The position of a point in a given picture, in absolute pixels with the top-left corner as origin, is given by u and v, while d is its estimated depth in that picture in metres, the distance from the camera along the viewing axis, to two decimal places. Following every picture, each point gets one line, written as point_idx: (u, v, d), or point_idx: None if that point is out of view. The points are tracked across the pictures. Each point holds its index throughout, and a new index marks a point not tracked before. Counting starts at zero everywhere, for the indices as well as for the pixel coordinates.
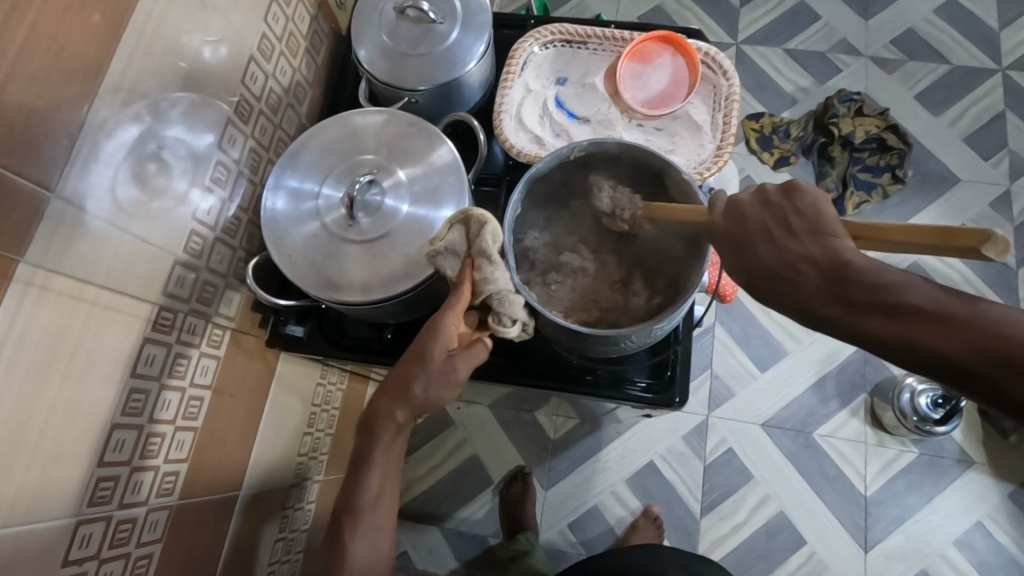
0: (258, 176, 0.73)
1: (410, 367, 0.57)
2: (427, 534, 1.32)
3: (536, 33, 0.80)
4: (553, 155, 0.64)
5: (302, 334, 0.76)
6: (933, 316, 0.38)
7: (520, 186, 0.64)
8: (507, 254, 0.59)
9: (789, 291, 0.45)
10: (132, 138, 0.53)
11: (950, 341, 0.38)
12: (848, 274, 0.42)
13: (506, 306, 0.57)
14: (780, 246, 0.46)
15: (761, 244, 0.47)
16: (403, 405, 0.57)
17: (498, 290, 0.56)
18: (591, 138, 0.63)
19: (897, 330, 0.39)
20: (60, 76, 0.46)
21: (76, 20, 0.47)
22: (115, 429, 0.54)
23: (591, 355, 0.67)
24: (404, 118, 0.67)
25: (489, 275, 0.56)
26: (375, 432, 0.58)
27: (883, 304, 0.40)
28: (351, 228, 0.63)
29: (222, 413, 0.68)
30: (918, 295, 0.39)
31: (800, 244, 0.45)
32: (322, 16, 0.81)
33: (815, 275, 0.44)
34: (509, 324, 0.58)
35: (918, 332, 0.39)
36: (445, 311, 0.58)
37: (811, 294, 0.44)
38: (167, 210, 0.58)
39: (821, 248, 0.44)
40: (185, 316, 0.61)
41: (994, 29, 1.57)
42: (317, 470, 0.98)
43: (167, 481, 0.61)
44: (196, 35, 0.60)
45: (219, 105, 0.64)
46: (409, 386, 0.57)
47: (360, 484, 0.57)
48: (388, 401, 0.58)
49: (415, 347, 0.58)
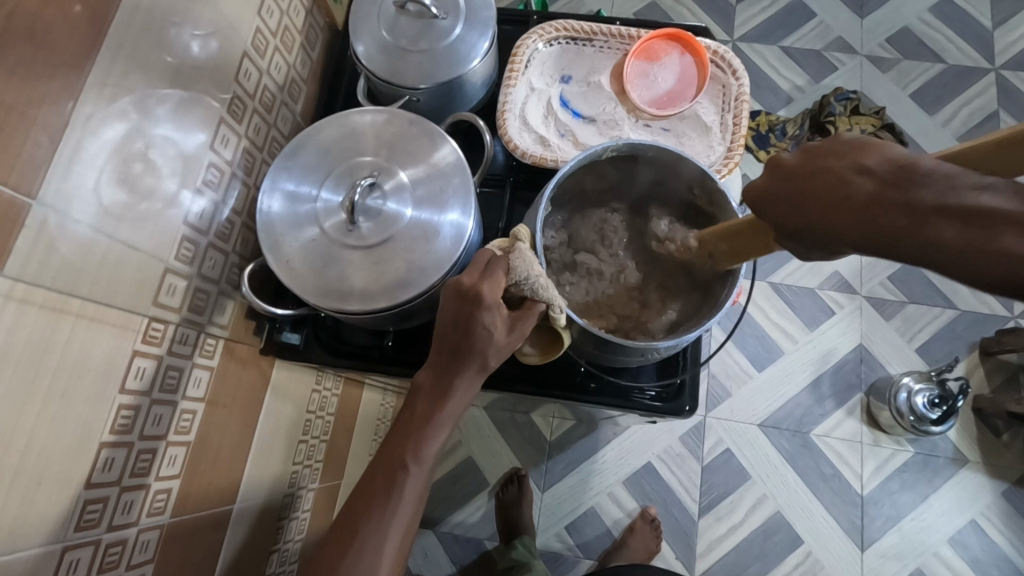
0: (252, 178, 0.70)
1: (479, 337, 0.53)
2: (421, 538, 1.29)
3: (540, 29, 0.77)
4: (585, 153, 0.60)
5: (298, 342, 0.73)
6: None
7: (553, 181, 0.60)
8: (539, 249, 0.59)
9: (840, 219, 0.37)
10: (117, 137, 0.50)
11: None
12: (920, 202, 0.34)
13: (543, 293, 0.56)
14: (825, 188, 0.38)
15: (800, 199, 0.39)
16: (474, 369, 0.54)
17: (529, 275, 0.54)
18: (631, 139, 0.60)
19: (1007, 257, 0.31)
20: (41, 69, 0.43)
21: (57, 8, 0.44)
22: (102, 448, 0.51)
23: (601, 363, 0.66)
24: (405, 117, 0.65)
25: (519, 262, 0.55)
26: (452, 391, 0.54)
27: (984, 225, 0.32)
28: (350, 233, 0.60)
29: (216, 425, 0.65)
30: (1001, 202, 0.32)
31: (848, 164, 0.37)
32: (317, 10, 0.78)
33: (871, 194, 0.36)
34: (559, 313, 0.57)
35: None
36: (497, 277, 0.54)
37: (869, 214, 0.35)
38: (157, 212, 0.55)
39: (874, 163, 0.36)
40: (177, 326, 0.58)
41: (987, 28, 1.57)
42: (311, 478, 0.95)
43: (159, 499, 0.58)
44: (185, 29, 0.57)
45: (210, 103, 0.61)
46: (484, 353, 0.54)
47: (424, 441, 0.53)
48: (459, 360, 0.54)
49: (472, 315, 0.53)
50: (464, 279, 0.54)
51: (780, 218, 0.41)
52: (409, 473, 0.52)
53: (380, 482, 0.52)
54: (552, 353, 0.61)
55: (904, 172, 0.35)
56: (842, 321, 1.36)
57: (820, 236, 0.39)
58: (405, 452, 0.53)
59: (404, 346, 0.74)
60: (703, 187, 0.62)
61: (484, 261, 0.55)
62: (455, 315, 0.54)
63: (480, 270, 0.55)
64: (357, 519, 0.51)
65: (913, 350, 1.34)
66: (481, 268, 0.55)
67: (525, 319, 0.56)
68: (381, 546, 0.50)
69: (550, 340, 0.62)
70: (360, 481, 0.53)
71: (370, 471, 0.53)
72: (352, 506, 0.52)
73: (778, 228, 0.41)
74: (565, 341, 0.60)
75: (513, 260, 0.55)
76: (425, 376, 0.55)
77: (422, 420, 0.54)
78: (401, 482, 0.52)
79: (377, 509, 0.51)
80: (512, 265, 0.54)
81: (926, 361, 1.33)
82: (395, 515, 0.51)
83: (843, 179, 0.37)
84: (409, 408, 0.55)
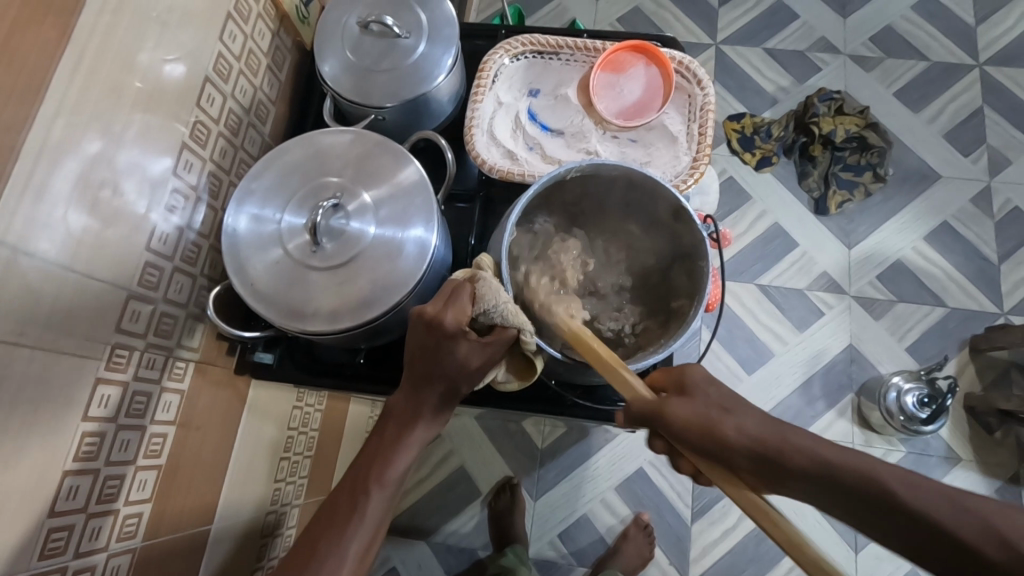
0: (219, 202, 0.70)
1: (448, 363, 0.55)
2: (414, 550, 1.29)
3: (506, 45, 0.77)
4: (549, 176, 0.62)
5: (271, 361, 0.74)
6: (935, 492, 0.43)
7: (517, 204, 0.62)
8: (502, 273, 0.60)
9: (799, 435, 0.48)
10: (79, 166, 0.51)
11: (957, 516, 0.42)
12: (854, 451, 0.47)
13: (513, 320, 0.55)
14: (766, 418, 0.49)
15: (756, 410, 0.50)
16: (443, 395, 0.57)
17: (496, 303, 0.55)
18: (594, 160, 0.62)
19: (909, 496, 0.43)
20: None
21: (14, 37, 0.44)
22: (67, 476, 0.51)
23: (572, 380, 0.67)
24: (370, 137, 0.65)
25: (485, 290, 0.55)
26: (421, 415, 0.56)
27: (895, 471, 0.45)
28: (314, 254, 0.60)
29: (189, 449, 0.66)
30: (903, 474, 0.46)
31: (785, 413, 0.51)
32: (284, 31, 0.79)
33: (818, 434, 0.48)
34: (529, 338, 0.57)
35: (931, 505, 0.43)
36: (461, 307, 0.55)
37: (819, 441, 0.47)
38: (120, 239, 0.56)
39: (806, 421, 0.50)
40: (143, 351, 0.59)
41: (971, 24, 1.57)
42: (296, 494, 0.96)
43: (130, 524, 0.59)
44: (147, 55, 0.57)
45: (174, 128, 0.62)
46: (454, 380, 0.56)
47: (391, 462, 0.55)
48: (427, 386, 0.56)
49: (439, 344, 0.55)
50: (427, 308, 0.55)
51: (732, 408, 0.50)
52: (372, 497, 0.53)
53: (343, 503, 0.52)
54: (528, 377, 0.61)
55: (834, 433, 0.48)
56: (830, 323, 1.36)
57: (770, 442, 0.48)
58: (371, 475, 0.54)
59: (377, 362, 0.74)
60: (680, 227, 0.64)
61: (448, 290, 0.56)
62: (423, 344, 0.55)
63: (445, 299, 0.56)
64: (317, 537, 0.51)
65: (903, 349, 1.33)
66: (445, 296, 0.56)
67: (495, 345, 0.56)
68: (340, 566, 0.49)
69: (525, 364, 0.61)
70: (326, 501, 0.53)
71: (335, 494, 0.53)
72: (312, 528, 0.52)
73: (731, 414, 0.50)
74: (537, 368, 0.60)
75: (479, 287, 0.56)
76: (397, 400, 0.58)
77: (392, 443, 0.55)
78: (364, 503, 0.52)
79: (337, 528, 0.51)
80: (478, 293, 0.55)
81: (916, 359, 1.33)
82: (354, 536, 0.51)
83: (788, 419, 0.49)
84: (379, 432, 0.57)
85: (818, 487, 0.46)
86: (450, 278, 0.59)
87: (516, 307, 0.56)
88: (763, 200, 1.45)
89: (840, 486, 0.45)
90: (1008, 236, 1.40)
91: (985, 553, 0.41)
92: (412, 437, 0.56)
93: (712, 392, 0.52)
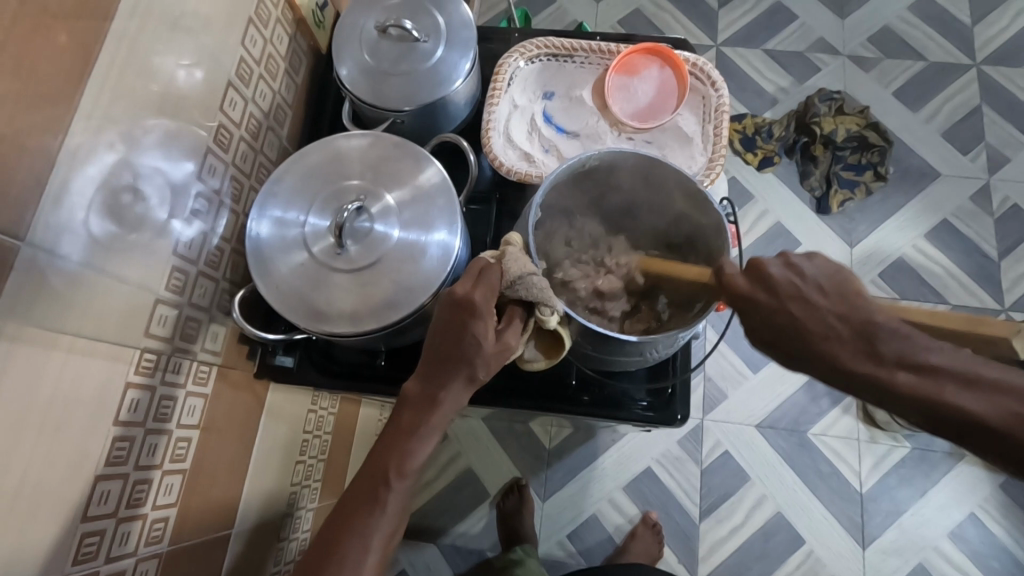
0: (240, 206, 0.70)
1: (468, 345, 0.53)
2: (424, 552, 1.29)
3: (521, 48, 0.78)
4: (568, 164, 0.63)
5: (291, 364, 0.73)
6: (954, 372, 0.42)
7: (540, 192, 0.62)
8: (532, 251, 0.60)
9: (819, 342, 0.46)
10: (105, 170, 0.51)
11: (975, 398, 0.41)
12: (884, 352, 0.44)
13: (537, 292, 0.56)
14: (805, 288, 0.47)
15: (778, 309, 0.47)
16: (463, 379, 0.53)
17: (521, 274, 0.56)
18: (613, 149, 0.62)
19: (927, 382, 0.42)
20: (31, 102, 0.44)
21: (46, 39, 0.45)
22: (99, 481, 0.51)
23: (598, 366, 0.67)
24: (389, 140, 0.66)
25: (512, 264, 0.56)
26: (438, 401, 0.53)
27: (914, 363, 0.43)
28: (339, 257, 0.61)
29: (211, 451, 0.66)
30: (943, 360, 0.43)
31: (832, 303, 0.46)
32: (300, 35, 0.79)
33: (847, 333, 0.45)
34: (549, 314, 0.57)
35: (946, 387, 0.42)
36: (491, 284, 0.55)
37: (840, 348, 0.45)
38: (146, 242, 0.56)
39: (850, 306, 0.46)
40: (169, 355, 0.59)
41: (967, 24, 1.59)
42: (310, 498, 0.96)
43: (157, 528, 0.59)
44: (170, 59, 0.57)
45: (196, 132, 0.62)
46: (473, 363, 0.53)
47: (409, 452, 0.51)
48: (448, 368, 0.53)
49: (466, 324, 0.53)
50: (457, 288, 0.54)
51: (759, 313, 0.48)
52: (392, 487, 0.50)
53: (364, 492, 0.50)
54: (556, 354, 0.61)
55: (871, 327, 0.44)
56: None
57: (791, 354, 0.47)
58: (388, 466, 0.51)
59: (396, 364, 0.74)
60: (704, 220, 0.65)
61: (477, 269, 0.56)
62: (448, 322, 0.54)
63: (473, 278, 0.56)
64: (338, 530, 0.49)
65: None
66: (474, 275, 0.56)
67: (510, 327, 0.56)
68: (363, 558, 0.48)
69: (552, 341, 0.61)
70: (348, 489, 0.51)
71: (353, 484, 0.51)
72: (337, 515, 0.50)
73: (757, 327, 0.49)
74: (566, 341, 0.60)
75: (505, 266, 0.56)
76: (413, 385, 0.54)
77: (409, 431, 0.52)
78: (384, 492, 0.50)
79: (358, 519, 0.49)
80: (506, 269, 0.55)
81: None
82: (377, 527, 0.49)
83: (813, 322, 0.46)
84: (395, 420, 0.53)
85: (838, 383, 0.46)
86: (477, 258, 0.57)
87: (539, 277, 0.57)
88: (765, 199, 1.46)
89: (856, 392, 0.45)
90: (1008, 232, 1.42)
91: (999, 431, 0.40)
92: (434, 422, 0.53)
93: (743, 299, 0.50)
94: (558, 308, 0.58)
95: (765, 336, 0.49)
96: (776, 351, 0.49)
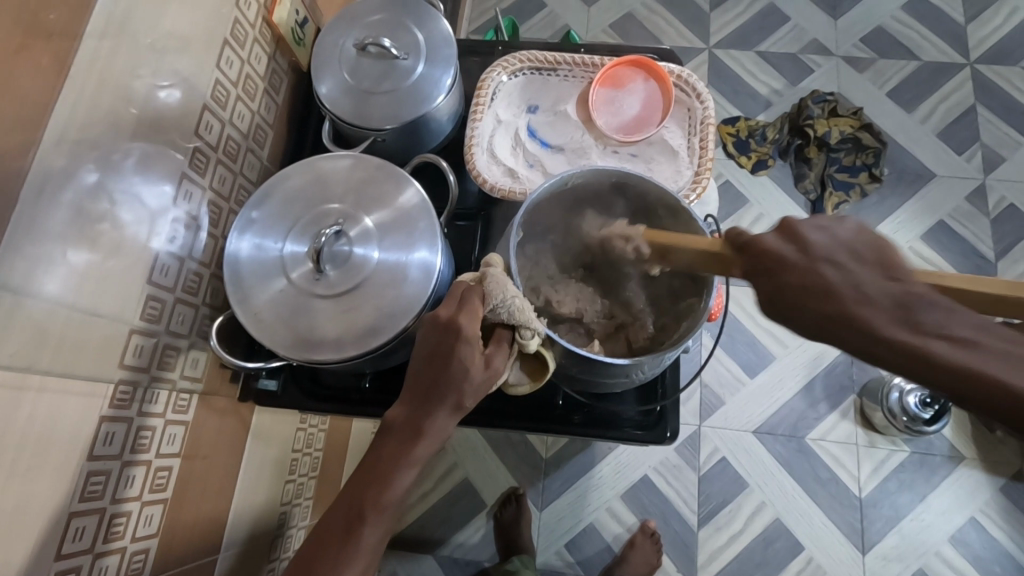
0: (219, 230, 0.69)
1: (454, 371, 0.52)
2: (421, 563, 1.28)
3: (503, 62, 0.77)
4: (550, 182, 0.62)
5: (275, 388, 0.73)
6: (1005, 351, 0.36)
7: (521, 211, 0.62)
8: (513, 271, 0.59)
9: (847, 302, 0.40)
10: (79, 195, 0.50)
11: (992, 365, 0.35)
12: (923, 323, 0.38)
13: (519, 316, 0.55)
14: (840, 251, 0.42)
15: (804, 268, 0.43)
16: (449, 408, 0.52)
17: (504, 297, 0.55)
18: (592, 167, 0.63)
19: (970, 358, 0.36)
20: (4, 124, 0.43)
21: (13, 61, 0.44)
22: (73, 518, 0.51)
23: (589, 388, 0.66)
24: (371, 162, 0.65)
25: (493, 287, 0.55)
26: (423, 432, 0.51)
27: (956, 337, 0.37)
28: (318, 282, 0.60)
29: (194, 479, 0.65)
30: (990, 340, 0.37)
31: (867, 273, 0.41)
32: (280, 53, 0.78)
33: (883, 299, 0.39)
34: (530, 337, 0.56)
35: (992, 364, 0.35)
36: (475, 308, 0.54)
37: (871, 312, 0.39)
38: (124, 269, 0.55)
39: (888, 275, 0.41)
40: (146, 386, 0.58)
41: (961, 23, 1.58)
42: (301, 517, 0.95)
43: (137, 560, 0.58)
44: (145, 81, 0.56)
45: (174, 156, 0.61)
46: (459, 390, 0.52)
47: (391, 483, 0.50)
48: (433, 396, 0.52)
49: (452, 349, 0.52)
50: (441, 312, 0.53)
51: (788, 271, 0.43)
52: (369, 520, 0.48)
53: (339, 524, 0.49)
54: (541, 378, 0.59)
55: (909, 296, 0.39)
56: None
57: (813, 315, 0.41)
58: (367, 499, 0.49)
59: (382, 386, 0.74)
60: (687, 237, 0.64)
61: (459, 292, 0.55)
62: (433, 348, 0.53)
63: (457, 302, 0.54)
64: (312, 565, 0.47)
65: None
66: (457, 298, 0.54)
67: (497, 353, 0.55)
68: None
69: (537, 365, 0.60)
70: (323, 520, 0.50)
71: (329, 518, 0.49)
72: (309, 547, 0.48)
73: (783, 286, 0.43)
74: (550, 365, 0.58)
75: (489, 287, 0.55)
76: (398, 413, 0.53)
77: (391, 461, 0.50)
78: (360, 526, 0.48)
79: (333, 554, 0.47)
80: (488, 291, 0.54)
81: None
82: (352, 562, 0.47)
83: (837, 286, 0.41)
84: (377, 448, 0.52)
85: (861, 354, 0.40)
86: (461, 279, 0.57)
87: (523, 300, 0.55)
88: (760, 203, 1.45)
89: (880, 361, 0.39)
90: (1005, 232, 1.40)
91: None
92: (416, 454, 0.51)
93: (774, 256, 0.45)
94: (538, 331, 0.56)
95: (791, 296, 0.43)
96: (795, 315, 0.43)
